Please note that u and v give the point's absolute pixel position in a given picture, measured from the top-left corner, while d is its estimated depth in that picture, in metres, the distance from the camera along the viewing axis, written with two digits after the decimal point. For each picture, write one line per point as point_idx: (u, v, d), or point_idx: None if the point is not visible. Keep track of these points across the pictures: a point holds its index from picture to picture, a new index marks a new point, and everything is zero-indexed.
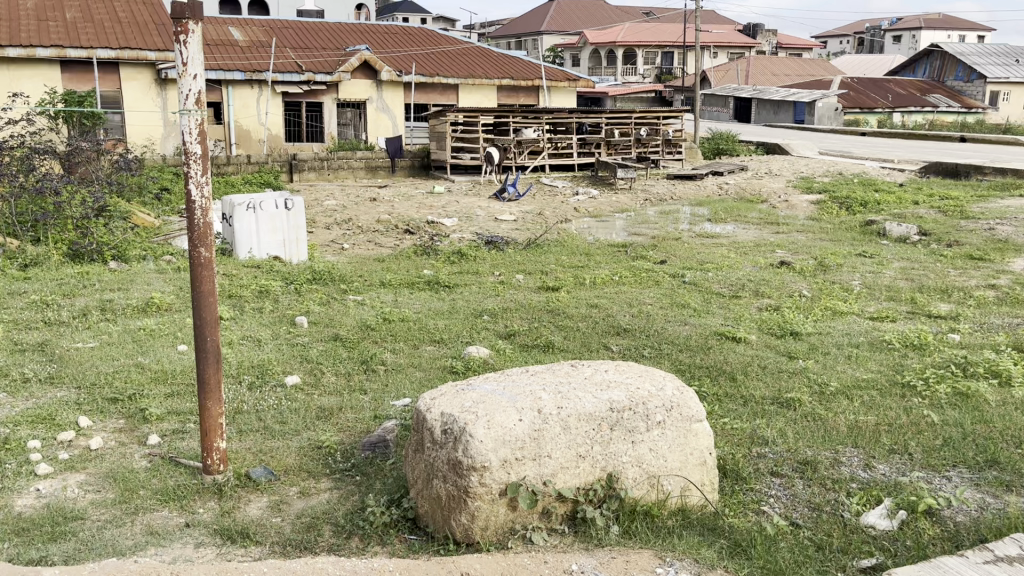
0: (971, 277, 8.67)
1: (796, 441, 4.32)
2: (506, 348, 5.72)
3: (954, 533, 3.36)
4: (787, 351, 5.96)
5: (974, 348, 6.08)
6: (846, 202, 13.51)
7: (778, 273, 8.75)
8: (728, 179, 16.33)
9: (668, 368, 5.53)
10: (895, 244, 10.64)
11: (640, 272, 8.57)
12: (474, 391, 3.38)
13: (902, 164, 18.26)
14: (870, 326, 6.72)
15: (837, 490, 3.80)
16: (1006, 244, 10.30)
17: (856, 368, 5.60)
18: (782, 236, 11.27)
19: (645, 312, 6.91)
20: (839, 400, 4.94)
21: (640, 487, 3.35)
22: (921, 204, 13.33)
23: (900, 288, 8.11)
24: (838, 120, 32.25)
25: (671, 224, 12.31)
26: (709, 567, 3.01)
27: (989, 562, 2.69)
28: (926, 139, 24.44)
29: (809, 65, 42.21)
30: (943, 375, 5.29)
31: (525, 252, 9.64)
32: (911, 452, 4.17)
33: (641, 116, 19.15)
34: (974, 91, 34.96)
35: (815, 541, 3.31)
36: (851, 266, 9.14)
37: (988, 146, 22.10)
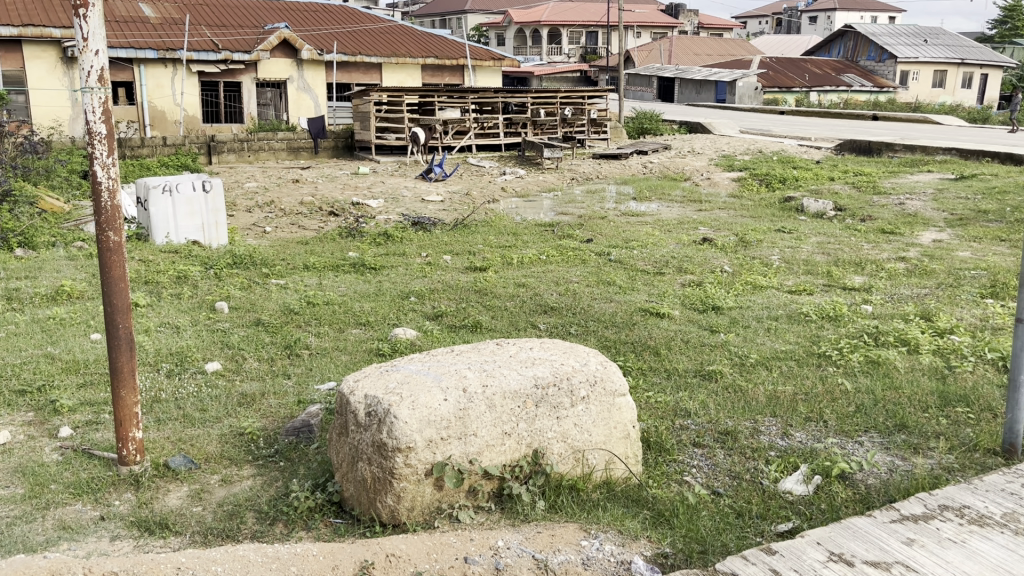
0: (883, 250, 9.01)
1: (717, 412, 4.43)
2: (434, 329, 5.70)
3: (865, 495, 3.50)
4: (708, 325, 6.10)
5: (885, 318, 6.33)
6: (765, 179, 13.87)
7: (700, 249, 8.92)
8: (652, 158, 16.55)
9: (594, 345, 5.60)
10: (812, 220, 10.96)
11: (567, 250, 8.63)
12: (398, 372, 3.37)
13: (819, 141, 18.79)
14: (788, 299, 6.93)
15: (756, 458, 3.92)
16: (916, 218, 10.72)
17: (775, 341, 5.76)
18: (705, 213, 11.48)
19: (572, 290, 6.97)
20: (759, 371, 5.08)
21: (566, 462, 3.40)
22: (836, 180, 13.77)
23: (818, 262, 8.36)
24: (758, 99, 33.10)
25: (598, 203, 12.42)
26: (633, 538, 3.07)
27: (895, 521, 2.79)
28: (840, 118, 25.19)
29: (730, 44, 42.97)
30: (856, 345, 5.49)
31: (452, 233, 9.61)
32: (825, 419, 4.32)
33: (566, 96, 19.23)
34: (885, 70, 36.15)
35: (735, 508, 3.41)
36: (771, 242, 9.40)
37: (900, 124, 22.89)
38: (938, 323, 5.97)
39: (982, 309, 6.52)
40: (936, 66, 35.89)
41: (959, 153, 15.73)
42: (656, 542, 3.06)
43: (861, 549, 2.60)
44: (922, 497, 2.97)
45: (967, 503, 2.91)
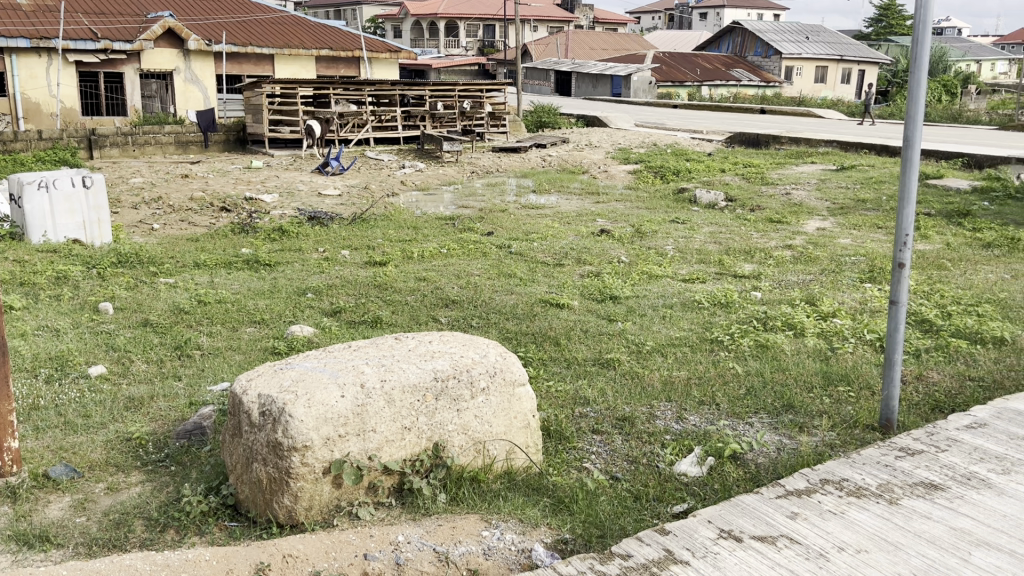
0: (771, 239, 9.38)
1: (615, 398, 4.53)
2: (331, 325, 5.60)
3: (755, 473, 3.65)
4: (606, 314, 6.22)
5: (773, 303, 6.60)
6: (660, 171, 14.21)
7: (598, 240, 9.09)
8: (551, 151, 16.72)
9: (495, 337, 5.63)
10: (705, 210, 11.30)
11: (467, 244, 8.64)
12: (293, 369, 3.30)
13: (710, 134, 19.39)
14: (682, 287, 7.13)
15: (652, 442, 4.02)
16: (801, 207, 11.21)
17: (669, 328, 5.93)
18: (603, 205, 11.68)
19: (473, 283, 6.99)
20: (655, 357, 5.22)
21: (467, 453, 3.40)
22: (727, 171, 14.26)
23: (710, 251, 8.63)
24: (652, 93, 33.89)
25: (498, 196, 12.47)
26: (533, 526, 3.11)
27: (781, 497, 2.92)
28: (731, 111, 26.05)
29: (624, 39, 43.78)
30: (745, 330, 5.71)
31: (350, 227, 9.48)
32: (718, 402, 4.48)
33: (464, 89, 19.18)
34: (771, 66, 37.58)
35: (633, 492, 3.50)
36: (665, 232, 9.65)
37: (785, 118, 23.87)
38: (822, 307, 6.26)
39: (862, 293, 6.87)
40: (818, 62, 37.56)
41: (839, 145, 16.52)
42: (556, 529, 3.10)
43: (749, 525, 2.71)
44: (806, 472, 3.12)
45: (846, 476, 3.07)
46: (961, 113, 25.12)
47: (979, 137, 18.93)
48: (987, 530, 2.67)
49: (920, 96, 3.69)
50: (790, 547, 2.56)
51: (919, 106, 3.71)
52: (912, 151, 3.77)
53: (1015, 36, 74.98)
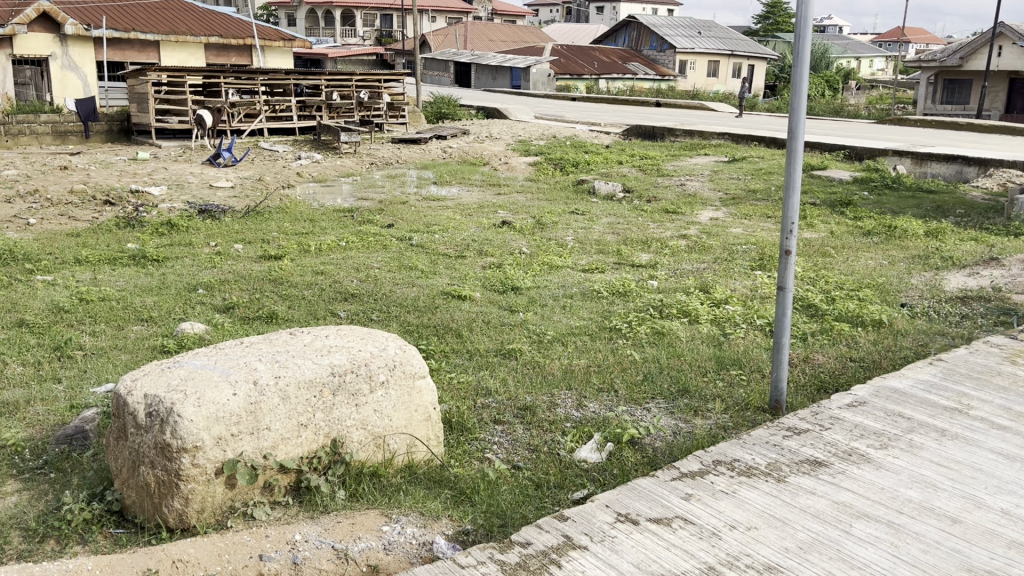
0: (667, 229, 9.62)
1: (516, 388, 4.55)
2: (224, 322, 5.42)
3: (652, 457, 3.74)
4: (508, 305, 6.25)
5: (669, 292, 6.77)
6: (559, 163, 14.35)
7: (499, 232, 9.11)
8: (451, 142, 16.65)
9: (396, 330, 5.57)
10: (603, 201, 11.48)
11: (366, 236, 8.51)
12: (181, 368, 3.17)
13: (607, 127, 19.69)
14: (582, 277, 7.23)
15: (553, 430, 4.06)
16: (695, 198, 11.53)
17: (569, 317, 6.00)
18: (504, 197, 11.71)
19: (373, 276, 6.88)
20: (555, 347, 5.27)
21: (366, 448, 3.35)
22: (624, 163, 14.54)
23: (608, 242, 8.78)
24: (551, 86, 34.24)
25: (398, 187, 12.33)
26: (434, 519, 3.09)
27: (675, 479, 2.99)
28: (627, 104, 26.57)
29: (523, 32, 44.01)
30: (643, 318, 5.83)
31: (244, 220, 9.22)
32: (616, 388, 4.56)
33: (361, 79, 18.88)
34: (666, 60, 38.45)
35: (534, 480, 3.53)
36: (565, 223, 9.75)
37: (679, 111, 24.45)
38: (715, 294, 6.46)
39: (752, 280, 7.12)
40: (710, 57, 38.68)
41: (731, 137, 17.05)
42: (457, 521, 3.10)
43: (646, 508, 2.77)
44: (699, 454, 3.21)
45: (737, 457, 3.17)
46: (842, 108, 26.37)
47: (859, 131, 19.88)
48: (867, 502, 2.81)
49: (802, 89, 3.83)
50: (685, 528, 2.63)
51: (802, 98, 3.84)
52: (796, 141, 3.91)
53: (891, 33, 79.03)
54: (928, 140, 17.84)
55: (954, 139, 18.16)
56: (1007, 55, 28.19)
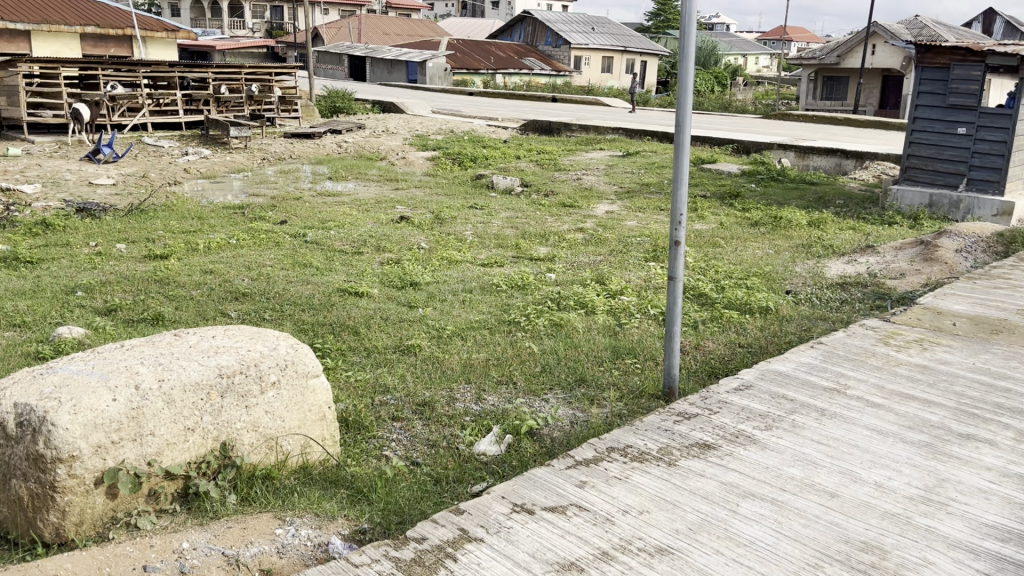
0: (563, 222, 9.73)
1: (414, 384, 4.52)
2: (106, 325, 5.18)
3: (550, 447, 3.78)
4: (406, 300, 6.20)
5: (566, 284, 6.85)
6: (457, 158, 14.32)
7: (397, 227, 9.02)
8: (346, 137, 16.38)
9: (290, 330, 5.44)
10: (502, 196, 11.53)
11: (259, 233, 8.29)
12: (55, 374, 3.01)
13: (505, 122, 19.76)
14: (481, 272, 7.23)
15: (452, 425, 4.06)
16: (591, 192, 11.71)
17: (469, 311, 6.00)
18: (401, 192, 11.60)
19: (265, 274, 6.70)
20: (454, 341, 5.26)
21: (258, 451, 3.27)
22: (522, 158, 14.63)
23: (507, 236, 8.82)
24: (448, 80, 34.29)
25: (291, 183, 12.04)
26: (329, 520, 3.04)
27: (570, 467, 3.03)
28: (524, 99, 26.75)
29: (418, 26, 43.68)
30: (541, 310, 5.88)
31: (126, 219, 8.83)
32: (515, 380, 4.59)
33: (251, 72, 18.35)
34: (561, 56, 38.78)
35: (433, 476, 3.51)
36: (464, 218, 9.74)
37: (575, 106, 24.80)
38: (610, 286, 6.58)
39: (646, 271, 7.29)
40: (604, 53, 39.33)
41: (625, 132, 17.38)
42: (354, 520, 3.05)
43: (541, 497, 2.79)
44: (593, 442, 3.26)
45: (630, 443, 3.24)
46: (731, 104, 27.29)
47: (746, 125, 20.60)
48: (752, 482, 2.92)
49: (688, 85, 3.93)
50: (580, 515, 2.67)
51: (687, 95, 3.95)
52: (682, 136, 4.02)
53: (775, 31, 82.29)
54: (810, 134, 18.65)
55: (833, 133, 19.06)
56: (880, 53, 29.77)
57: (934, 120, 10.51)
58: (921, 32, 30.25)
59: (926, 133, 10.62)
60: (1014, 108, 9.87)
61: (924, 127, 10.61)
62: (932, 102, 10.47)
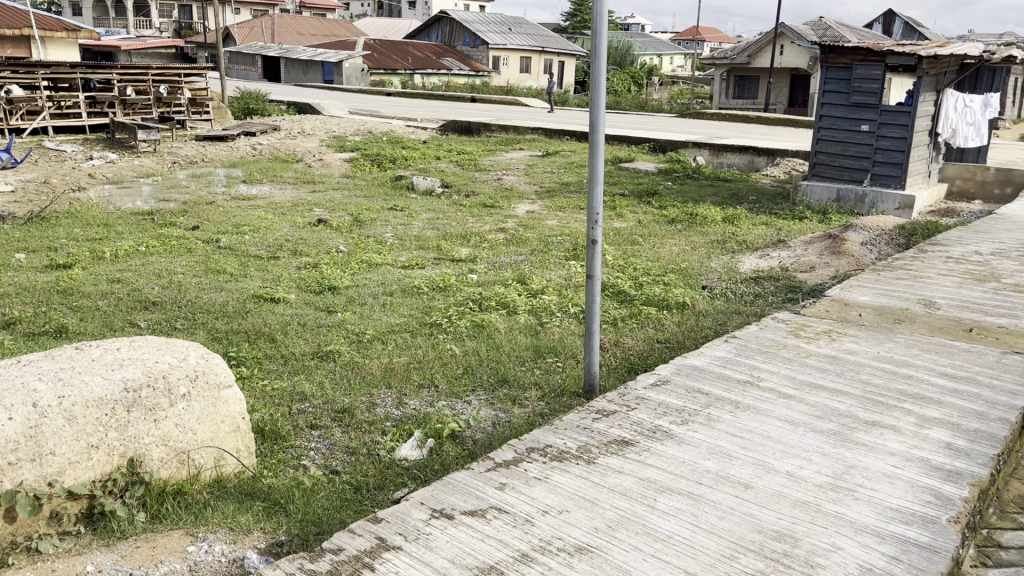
0: (484, 223, 9.73)
1: (333, 391, 4.44)
2: (4, 340, 4.92)
3: (472, 450, 3.77)
4: (324, 305, 6.09)
5: (488, 284, 6.84)
6: (376, 159, 14.16)
7: (314, 230, 8.86)
8: (261, 139, 16.01)
9: (203, 338, 5.28)
10: (422, 197, 11.45)
11: (169, 240, 8.02)
12: None
13: (424, 122, 19.63)
14: (401, 274, 7.16)
15: (372, 431, 4.00)
16: (511, 192, 11.74)
17: (389, 315, 5.94)
18: (319, 194, 11.40)
19: (176, 282, 6.50)
20: (375, 346, 5.19)
21: (168, 466, 3.16)
22: (442, 158, 14.57)
23: (427, 237, 8.76)
24: (365, 81, 34.05)
25: (204, 187, 11.70)
26: (245, 533, 2.96)
27: (490, 470, 3.02)
28: (444, 100, 26.66)
29: (334, 25, 43.06)
30: (462, 311, 5.85)
31: (26, 227, 8.43)
32: (436, 384, 4.56)
33: (159, 73, 17.73)
34: (478, 56, 38.78)
35: (354, 484, 3.46)
36: (384, 220, 9.63)
37: (494, 106, 24.83)
38: (532, 285, 6.60)
39: (567, 270, 7.35)
40: (522, 53, 39.50)
41: (544, 132, 17.50)
42: (270, 533, 2.98)
43: (460, 501, 2.77)
44: (513, 443, 3.26)
45: (550, 443, 3.25)
46: (647, 103, 27.76)
47: (662, 124, 20.99)
48: (669, 477, 2.97)
49: (601, 85, 3.97)
50: (499, 517, 2.66)
51: (601, 95, 3.99)
52: (597, 135, 4.05)
53: (688, 32, 84.05)
54: (724, 132, 19.10)
55: (746, 131, 19.58)
56: (788, 53, 30.82)
57: (839, 118, 10.90)
58: (825, 33, 31.40)
59: (832, 130, 11.00)
60: (913, 106, 10.32)
61: (831, 124, 10.99)
62: (837, 100, 10.85)
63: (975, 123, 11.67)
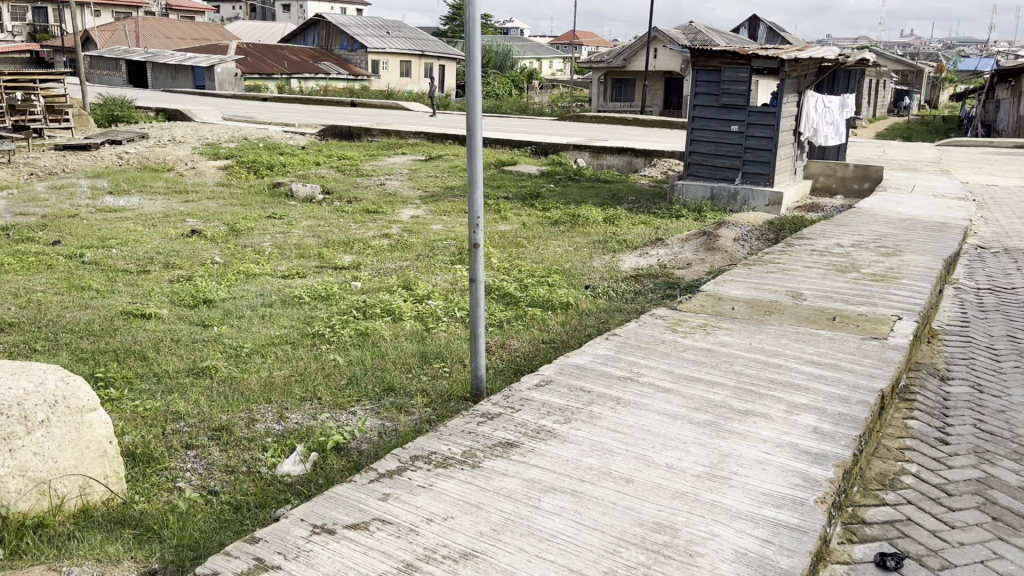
0: (368, 228, 9.60)
1: (209, 408, 4.27)
2: None
3: (357, 461, 3.70)
4: (200, 320, 5.86)
5: (372, 291, 6.75)
6: (252, 166, 13.77)
7: (188, 242, 8.52)
8: (127, 148, 15.29)
9: (67, 359, 4.98)
10: (302, 204, 11.19)
11: (27, 256, 7.54)
12: None
13: (302, 127, 19.20)
14: (281, 284, 6.97)
15: (252, 448, 3.87)
16: (395, 197, 11.62)
17: (269, 326, 5.77)
18: (192, 204, 10.97)
19: (35, 301, 6.11)
20: (254, 359, 5.03)
21: (26, 498, 2.99)
22: (321, 164, 14.29)
23: (308, 245, 8.57)
24: (239, 86, 32.87)
25: (66, 200, 11.05)
26: (113, 564, 2.80)
27: (373, 481, 2.97)
28: (323, 104, 26.19)
29: (204, 29, 41.58)
30: (345, 320, 5.75)
31: None
32: (319, 396, 4.46)
33: (11, 79, 16.50)
34: (357, 60, 38.25)
35: (233, 503, 3.34)
36: (261, 229, 9.35)
37: (375, 111, 24.57)
38: (417, 291, 6.55)
39: (452, 274, 7.34)
40: (402, 57, 39.23)
41: (426, 136, 17.44)
42: (142, 561, 2.83)
43: (342, 515, 2.72)
44: (397, 452, 3.22)
45: (434, 449, 3.23)
46: (528, 107, 28.08)
47: (542, 127, 21.30)
48: (553, 476, 3.00)
49: (476, 89, 3.98)
50: (382, 529, 2.62)
51: (476, 99, 3.99)
52: (474, 140, 4.05)
53: (565, 36, 85.50)
54: (602, 134, 19.53)
55: (623, 132, 20.10)
56: (661, 57, 31.88)
57: (710, 119, 11.32)
58: (695, 37, 32.60)
59: (704, 131, 11.41)
60: (777, 106, 10.83)
61: (702, 125, 11.40)
62: (707, 102, 11.27)
63: (834, 122, 12.35)
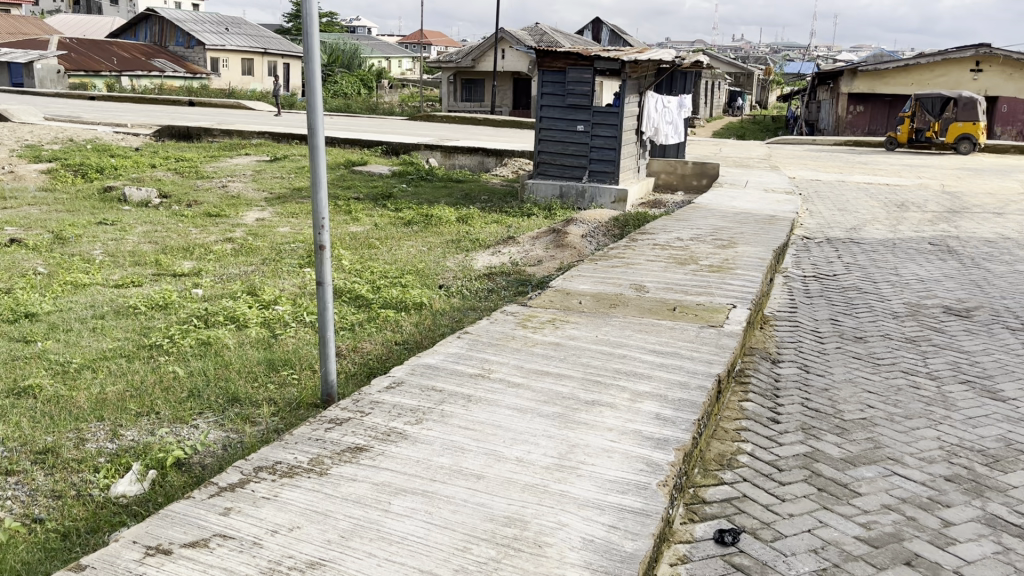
0: (209, 233, 9.21)
1: (33, 430, 3.96)
2: None
3: (199, 476, 3.54)
4: (21, 335, 5.41)
5: (214, 299, 6.46)
6: (80, 169, 12.91)
7: (5, 251, 7.87)
8: None
9: None
10: (137, 209, 10.58)
11: None
12: None
13: (135, 128, 18.13)
14: (114, 294, 6.56)
15: (82, 470, 3.62)
16: (239, 200, 11.21)
17: (100, 340, 5.41)
18: (11, 211, 10.15)
19: None
20: (84, 375, 4.71)
21: None
22: (157, 166, 13.58)
23: (144, 252, 8.12)
24: (63, 84, 30.69)
25: None
26: None
27: (213, 495, 2.84)
28: (157, 104, 24.87)
29: (21, 22, 38.52)
30: (185, 330, 5.47)
31: None
32: (157, 410, 4.22)
33: None
34: (195, 57, 36.53)
35: (61, 530, 3.12)
36: (91, 236, 8.76)
37: (214, 110, 23.58)
38: (263, 296, 6.32)
39: (300, 278, 7.15)
40: (243, 54, 37.60)
41: (270, 136, 16.92)
42: None
43: (180, 534, 2.59)
44: (240, 463, 3.10)
45: (279, 459, 3.13)
46: (378, 107, 27.80)
47: (390, 127, 21.14)
48: (403, 478, 2.97)
49: (316, 86, 3.88)
50: (223, 545, 2.51)
51: (317, 96, 3.90)
52: (316, 137, 3.95)
53: (414, 36, 85.33)
54: (452, 134, 19.59)
55: (474, 132, 20.20)
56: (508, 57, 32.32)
57: (557, 119, 11.57)
58: (541, 38, 33.26)
59: (551, 131, 11.65)
60: (619, 106, 11.22)
61: (550, 125, 11.63)
62: (553, 102, 11.52)
63: (673, 122, 12.92)
